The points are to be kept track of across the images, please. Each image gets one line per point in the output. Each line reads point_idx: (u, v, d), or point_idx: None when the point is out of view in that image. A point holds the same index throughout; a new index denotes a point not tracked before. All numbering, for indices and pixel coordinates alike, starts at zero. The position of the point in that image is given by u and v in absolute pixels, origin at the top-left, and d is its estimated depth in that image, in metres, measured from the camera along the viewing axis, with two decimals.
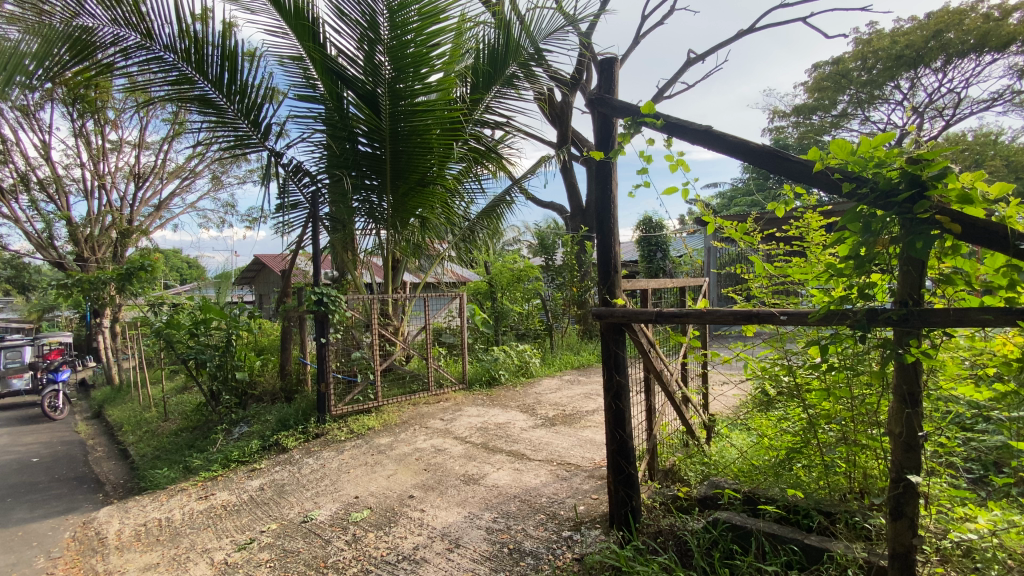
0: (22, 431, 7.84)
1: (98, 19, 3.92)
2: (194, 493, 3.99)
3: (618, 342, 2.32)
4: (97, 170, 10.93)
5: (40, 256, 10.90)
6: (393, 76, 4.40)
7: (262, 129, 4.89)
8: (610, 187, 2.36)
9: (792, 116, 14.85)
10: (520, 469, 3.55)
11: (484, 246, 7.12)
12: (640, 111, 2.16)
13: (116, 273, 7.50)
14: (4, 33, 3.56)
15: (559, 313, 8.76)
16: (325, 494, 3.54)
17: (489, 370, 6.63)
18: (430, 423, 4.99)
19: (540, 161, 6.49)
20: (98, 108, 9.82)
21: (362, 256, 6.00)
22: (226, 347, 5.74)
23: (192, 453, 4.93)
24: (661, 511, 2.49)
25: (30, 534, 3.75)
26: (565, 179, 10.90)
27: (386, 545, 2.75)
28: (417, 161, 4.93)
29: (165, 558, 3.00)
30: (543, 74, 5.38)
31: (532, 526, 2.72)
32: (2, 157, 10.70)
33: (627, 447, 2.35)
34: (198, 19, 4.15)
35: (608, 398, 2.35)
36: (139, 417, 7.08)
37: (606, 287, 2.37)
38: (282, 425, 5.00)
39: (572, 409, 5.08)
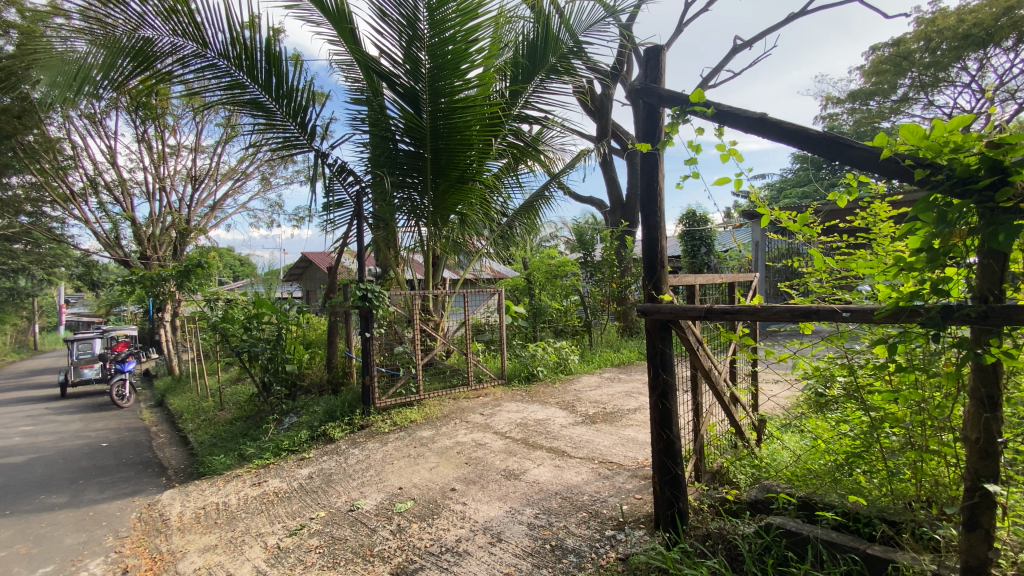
0: (94, 417, 8.48)
1: (158, 30, 4.13)
2: (248, 479, 4.19)
3: (664, 339, 2.25)
4: (158, 173, 11.64)
5: (109, 255, 11.71)
6: (433, 74, 4.43)
7: (309, 130, 5.02)
8: (656, 179, 2.28)
9: (847, 102, 14.02)
10: (562, 466, 3.53)
11: (522, 243, 7.13)
12: (688, 100, 2.08)
13: (176, 270, 7.99)
14: (73, 46, 3.86)
15: (599, 309, 8.62)
16: (371, 485, 3.64)
17: (528, 366, 6.66)
18: (470, 417, 5.04)
19: (579, 155, 6.40)
20: (158, 114, 10.46)
21: (403, 253, 6.11)
22: (277, 341, 5.99)
23: (246, 441, 5.19)
24: (709, 514, 2.41)
25: (100, 514, 4.04)
26: (604, 174, 10.73)
27: (429, 536, 2.80)
28: (457, 157, 4.97)
29: (223, 541, 3.16)
30: (583, 67, 5.39)
31: (574, 524, 2.69)
32: (73, 162, 11.54)
33: (673, 447, 2.28)
34: (248, 27, 4.32)
35: (654, 397, 2.29)
36: (197, 407, 7.50)
37: (652, 283, 2.30)
38: (329, 416, 5.18)
39: (613, 408, 4.99)
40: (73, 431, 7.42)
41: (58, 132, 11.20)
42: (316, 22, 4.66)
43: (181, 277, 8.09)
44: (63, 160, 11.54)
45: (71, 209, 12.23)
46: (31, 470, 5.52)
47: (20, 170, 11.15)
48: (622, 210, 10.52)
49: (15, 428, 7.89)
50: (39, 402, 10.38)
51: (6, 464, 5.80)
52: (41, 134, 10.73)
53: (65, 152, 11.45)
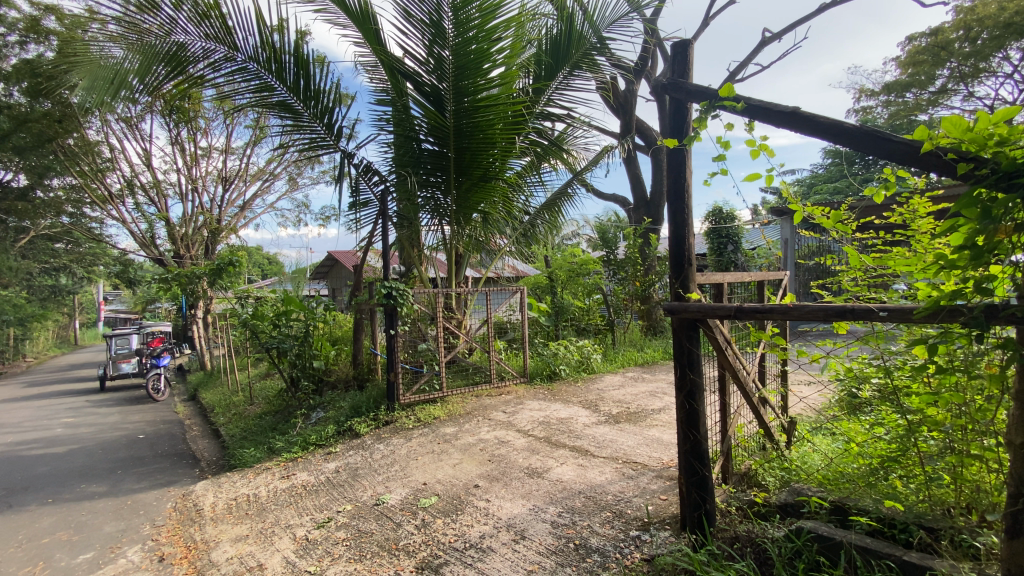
0: (132, 410, 8.82)
1: (191, 35, 4.27)
2: (277, 472, 4.30)
3: (691, 339, 2.22)
4: (191, 174, 12.03)
5: (144, 253, 12.15)
6: (456, 73, 4.45)
7: (335, 131, 5.10)
8: (684, 175, 2.25)
9: (882, 95, 13.54)
10: (585, 465, 3.52)
11: (544, 241, 7.12)
12: (718, 94, 2.04)
13: (209, 268, 8.26)
14: (110, 52, 4.02)
15: (622, 308, 8.54)
16: (396, 479, 3.69)
17: (550, 364, 6.65)
18: (493, 415, 5.06)
19: (603, 152, 6.36)
20: (191, 117, 10.81)
21: (427, 251, 6.18)
22: (304, 337, 6.13)
23: (275, 435, 5.32)
24: (737, 517, 2.37)
25: (138, 503, 4.21)
26: (628, 170, 10.63)
27: (454, 532, 2.82)
28: (480, 156, 4.99)
29: (254, 531, 3.25)
30: (606, 63, 5.38)
31: (598, 523, 2.68)
32: (111, 165, 12.02)
33: (700, 448, 2.25)
34: (276, 30, 4.42)
35: (681, 397, 2.26)
36: (228, 401, 7.72)
37: (679, 282, 2.26)
38: (355, 412, 5.28)
39: (637, 407, 4.95)
40: (112, 423, 7.73)
41: (97, 136, 11.68)
42: (343, 25, 4.74)
43: (213, 275, 8.35)
44: (102, 162, 12.03)
45: (109, 210, 12.74)
46: (74, 459, 5.77)
47: (62, 172, 11.68)
48: (646, 207, 10.39)
49: (59, 419, 8.26)
50: (80, 395, 10.85)
51: (51, 454, 6.09)
52: (81, 137, 11.21)
53: (104, 155, 11.92)
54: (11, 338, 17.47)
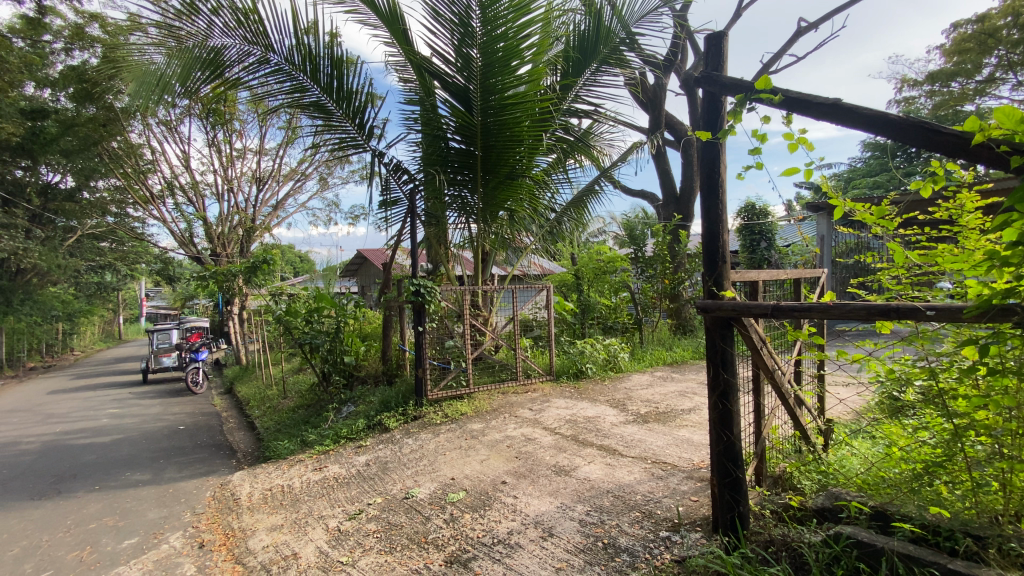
0: (173, 402, 9.21)
1: (228, 39, 4.40)
2: (310, 464, 4.41)
3: (725, 338, 2.17)
4: (227, 175, 12.46)
5: (184, 252, 12.63)
6: (484, 71, 4.46)
7: (367, 131, 5.18)
8: (717, 171, 2.20)
9: (925, 84, 12.94)
10: (613, 464, 3.49)
11: (570, 238, 7.09)
12: (753, 87, 1.99)
13: (245, 266, 8.55)
14: (151, 57, 4.18)
15: (650, 306, 8.44)
16: (424, 474, 3.74)
17: (576, 362, 6.62)
18: (519, 412, 5.08)
19: (632, 148, 6.28)
20: (227, 120, 11.18)
21: (454, 249, 6.23)
22: (335, 333, 6.29)
23: (308, 428, 5.47)
24: (772, 520, 2.31)
25: (179, 491, 4.39)
26: (657, 166, 10.46)
27: (482, 527, 2.85)
28: (507, 154, 4.99)
29: (288, 521, 3.36)
30: (635, 58, 5.33)
31: (627, 523, 2.66)
32: (153, 167, 12.54)
33: (734, 449, 2.20)
34: (309, 32, 4.53)
35: (714, 397, 2.22)
36: (262, 394, 7.98)
37: (713, 279, 2.22)
38: (384, 406, 5.38)
39: (666, 407, 4.87)
40: (154, 414, 8.08)
41: (139, 139, 12.20)
42: (373, 26, 4.80)
43: (249, 273, 8.65)
44: (144, 164, 12.57)
45: (151, 210, 13.30)
46: (120, 449, 6.05)
47: (107, 173, 12.25)
48: (676, 203, 10.22)
49: (105, 410, 8.68)
50: (125, 387, 11.38)
51: (98, 443, 6.40)
52: (125, 140, 11.74)
53: (146, 158, 12.46)
54: (60, 332, 18.45)
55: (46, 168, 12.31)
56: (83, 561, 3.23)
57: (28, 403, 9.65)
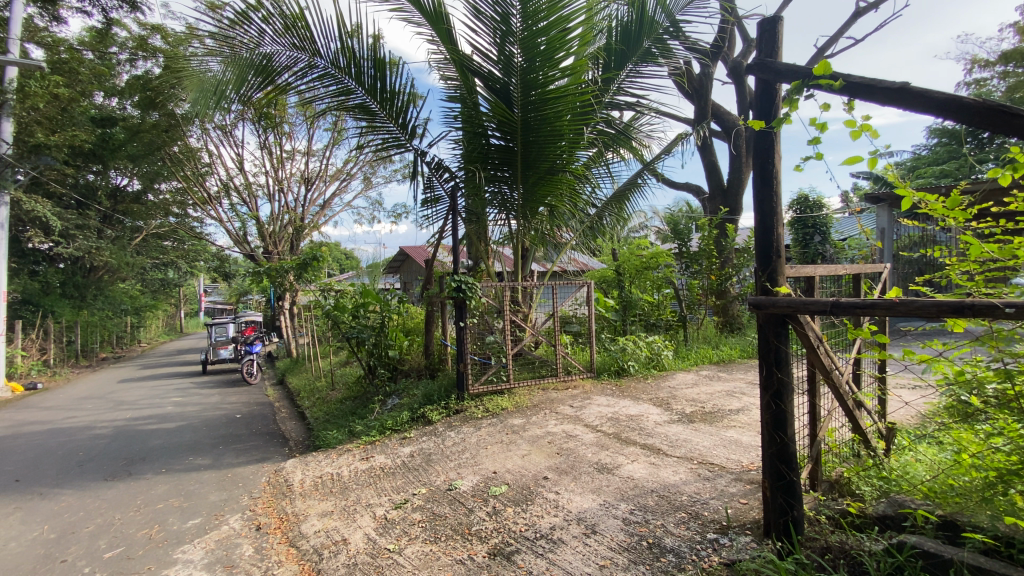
0: (230, 392, 9.74)
1: (279, 46, 4.59)
2: (358, 454, 4.57)
3: (780, 336, 2.09)
4: (277, 176, 13.02)
5: (239, 250, 13.29)
6: (525, 66, 4.46)
7: (409, 130, 5.27)
8: (772, 160, 2.11)
9: (998, 65, 11.96)
10: (657, 464, 3.43)
11: (611, 234, 7.00)
12: (812, 73, 1.90)
13: (296, 263, 8.92)
14: (208, 65, 4.41)
15: (695, 303, 8.21)
16: (467, 466, 3.80)
17: (618, 360, 6.51)
18: (560, 408, 5.06)
19: (676, 140, 6.11)
20: (277, 123, 11.67)
21: (494, 245, 6.27)
22: (380, 328, 6.48)
23: (355, 419, 5.66)
24: (828, 526, 2.21)
25: (238, 476, 4.65)
26: (703, 158, 10.15)
27: (524, 521, 2.86)
28: (547, 150, 4.97)
29: (338, 508, 3.49)
30: (679, 48, 5.19)
31: (673, 523, 2.61)
32: (210, 170, 13.28)
33: (788, 451, 2.12)
34: (353, 35, 4.65)
35: (767, 397, 2.14)
36: (312, 386, 8.31)
37: (767, 274, 2.14)
38: (428, 400, 5.50)
39: (712, 407, 4.74)
40: (213, 403, 8.57)
41: (197, 143, 12.95)
42: (417, 23, 4.88)
43: (299, 269, 9.00)
44: (202, 168, 13.36)
45: (209, 210, 14.09)
46: (183, 435, 6.46)
47: (169, 176, 13.13)
48: (723, 196, 9.89)
49: (170, 398, 9.28)
50: (187, 377, 12.12)
51: (164, 429, 6.84)
52: (184, 145, 12.51)
53: (204, 161, 13.21)
54: (130, 326, 19.83)
55: (115, 172, 13.20)
56: (151, 538, 3.46)
57: (102, 391, 10.43)
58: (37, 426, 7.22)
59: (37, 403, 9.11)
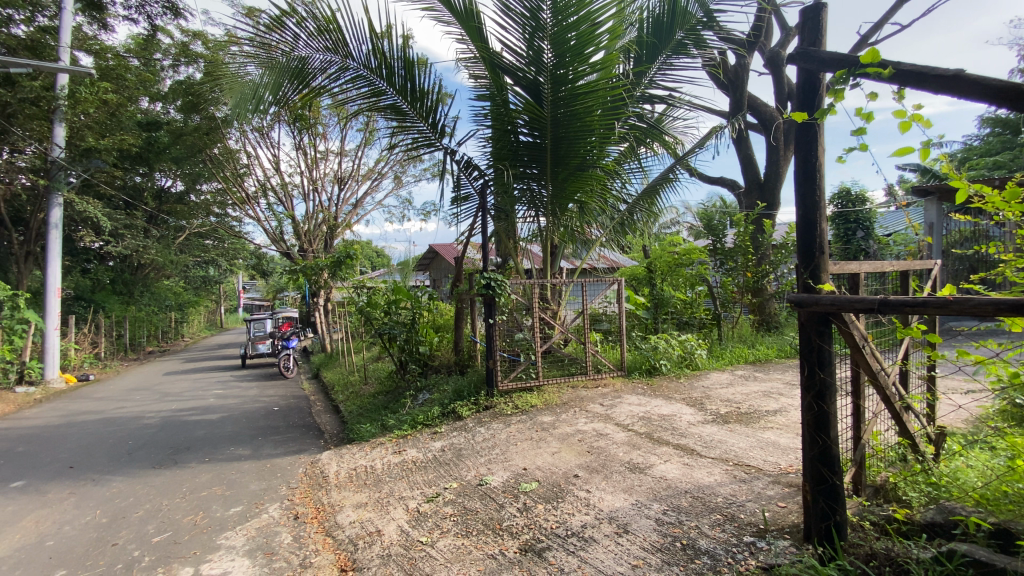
0: (268, 385, 10.09)
1: (313, 50, 4.70)
2: (390, 447, 4.66)
3: (822, 334, 2.02)
4: (312, 176, 13.37)
5: (275, 248, 13.71)
6: (555, 63, 4.43)
7: (439, 129, 5.32)
8: (815, 153, 2.04)
9: None
10: (691, 464, 3.37)
11: (642, 231, 6.90)
12: (858, 61, 1.83)
13: (330, 261, 9.13)
14: (246, 70, 4.55)
15: (730, 301, 8.00)
16: (497, 462, 3.83)
17: (650, 359, 6.40)
18: (590, 406, 5.04)
19: (711, 133, 5.97)
20: (311, 124, 11.96)
21: (523, 242, 6.26)
22: (411, 324, 6.59)
23: (387, 413, 5.78)
24: (873, 533, 2.12)
25: (276, 466, 4.81)
26: (738, 152, 9.87)
27: (556, 518, 2.86)
28: (577, 145, 4.93)
29: (372, 500, 3.58)
30: (714, 39, 5.08)
31: (707, 525, 2.56)
32: (247, 170, 13.85)
33: (831, 454, 2.04)
34: (385, 37, 4.72)
35: (809, 398, 2.07)
36: (346, 380, 8.53)
37: (809, 271, 2.07)
38: (458, 395, 5.56)
39: (748, 408, 4.62)
40: (252, 396, 8.89)
41: (237, 146, 13.67)
42: (447, 23, 4.92)
43: (334, 267, 9.21)
44: (241, 168, 14.01)
45: (247, 210, 14.60)
46: (225, 426, 6.73)
47: (210, 177, 13.71)
48: (760, 190, 9.59)
49: (212, 391, 9.69)
50: (227, 370, 12.61)
51: (206, 420, 7.14)
52: (224, 146, 13.16)
53: (242, 162, 13.72)
54: (174, 321, 20.75)
55: (160, 174, 13.86)
56: (196, 524, 3.63)
57: (149, 383, 10.96)
58: (91, 416, 7.63)
59: (90, 394, 9.65)
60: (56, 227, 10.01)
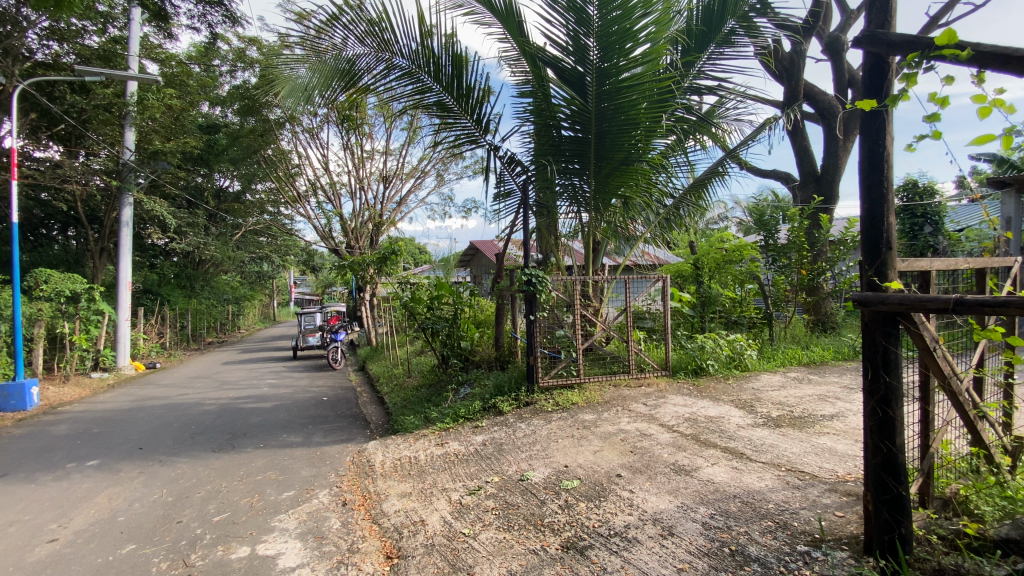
0: (318, 376, 10.52)
1: (361, 51, 4.84)
2: (433, 439, 4.76)
3: (888, 336, 1.90)
4: (359, 175, 13.79)
5: (324, 244, 14.24)
6: (599, 56, 4.36)
7: (483, 125, 5.36)
8: (883, 142, 1.92)
9: None
10: (740, 468, 3.26)
11: (688, 226, 6.70)
12: (933, 43, 1.70)
13: (376, 257, 9.38)
14: (297, 71, 4.70)
15: (782, 300, 7.64)
16: (538, 458, 3.84)
17: (696, 359, 6.21)
18: (633, 406, 4.96)
19: (764, 125, 5.72)
20: (358, 124, 12.33)
21: (564, 239, 6.21)
22: (454, 319, 6.70)
23: (430, 406, 5.90)
24: (941, 547, 2.00)
25: (326, 453, 5.01)
26: (793, 143, 9.41)
27: (598, 517, 2.84)
28: (621, 139, 4.85)
29: (416, 490, 3.66)
30: (767, 25, 4.88)
31: (758, 531, 2.47)
32: (299, 170, 14.42)
33: (896, 463, 1.93)
34: (429, 36, 4.79)
35: (872, 402, 1.96)
36: (390, 373, 8.79)
37: (875, 268, 1.95)
38: (499, 390, 5.62)
39: (802, 412, 4.41)
40: (303, 386, 9.30)
41: (289, 146, 14.25)
42: (489, 23, 4.94)
43: (379, 263, 9.45)
44: (293, 169, 14.57)
45: (299, 208, 15.23)
46: (278, 414, 7.07)
47: (264, 177, 14.38)
48: (816, 183, 9.11)
49: (265, 380, 10.19)
50: (280, 361, 13.23)
51: (261, 408, 7.52)
52: (277, 148, 13.72)
53: (294, 162, 14.31)
54: (231, 313, 21.96)
55: (219, 174, 14.70)
56: (253, 506, 3.82)
57: (209, 371, 11.66)
58: (158, 401, 8.19)
59: (156, 381, 10.36)
60: (126, 225, 10.79)
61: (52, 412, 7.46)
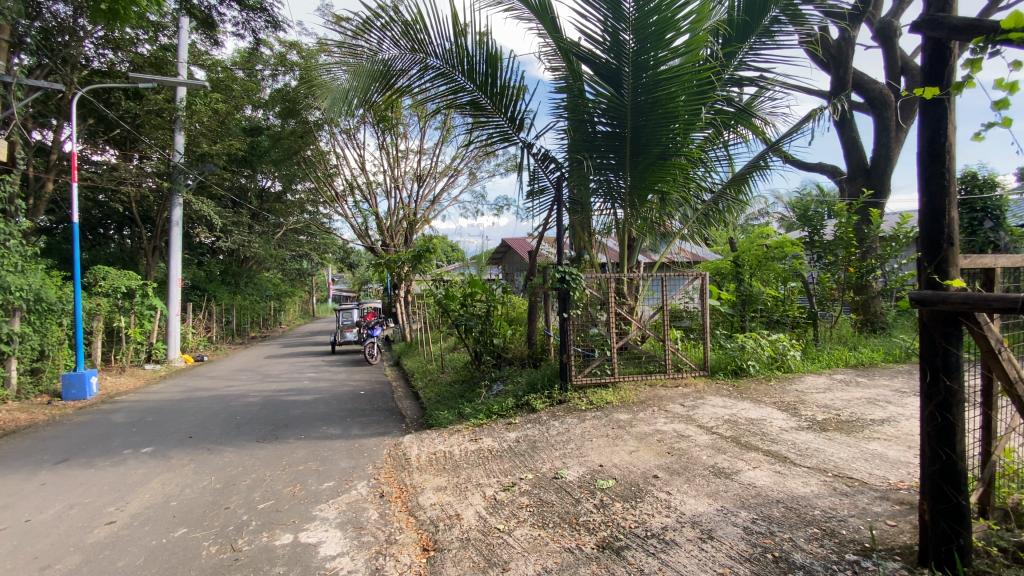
0: (355, 371, 10.78)
1: (396, 52, 4.91)
2: (467, 435, 4.81)
3: (949, 336, 1.80)
4: (394, 174, 14.04)
5: (361, 242, 14.60)
6: (636, 49, 4.28)
7: (517, 123, 5.36)
8: (945, 132, 1.82)
9: None
10: (784, 472, 3.15)
11: (727, 222, 6.51)
12: (1002, 26, 1.60)
13: (411, 254, 9.53)
14: (335, 75, 4.82)
15: (828, 299, 7.35)
16: (572, 457, 3.82)
17: (736, 359, 6.03)
18: (669, 406, 4.87)
19: (808, 116, 5.50)
20: (393, 124, 12.54)
21: (599, 236, 6.15)
22: (487, 316, 6.75)
23: (464, 401, 5.95)
24: (1001, 560, 1.90)
25: (364, 446, 5.15)
26: (840, 134, 9.00)
27: (634, 517, 2.81)
28: (659, 133, 4.75)
29: (451, 484, 3.72)
30: (813, 12, 4.65)
31: (803, 538, 2.38)
32: (337, 170, 14.81)
33: (956, 471, 1.83)
34: (462, 34, 4.83)
35: (930, 407, 1.86)
36: (425, 369, 8.93)
37: (935, 265, 1.84)
38: (532, 388, 5.62)
39: (850, 416, 4.23)
40: (341, 380, 9.57)
41: (327, 147, 14.65)
42: (526, 19, 4.93)
43: (414, 261, 9.60)
44: (331, 169, 14.99)
45: (337, 207, 15.65)
46: (317, 407, 7.29)
47: (304, 177, 14.83)
48: (865, 175, 8.70)
49: (305, 374, 10.52)
50: (319, 355, 13.65)
51: (302, 400, 7.78)
52: (317, 149, 14.15)
53: (332, 163, 14.70)
54: (274, 309, 22.80)
55: (262, 175, 15.26)
56: (295, 495, 3.97)
57: (253, 365, 12.13)
58: (206, 393, 8.60)
59: (205, 373, 10.89)
60: (177, 225, 11.36)
61: (110, 402, 7.94)
